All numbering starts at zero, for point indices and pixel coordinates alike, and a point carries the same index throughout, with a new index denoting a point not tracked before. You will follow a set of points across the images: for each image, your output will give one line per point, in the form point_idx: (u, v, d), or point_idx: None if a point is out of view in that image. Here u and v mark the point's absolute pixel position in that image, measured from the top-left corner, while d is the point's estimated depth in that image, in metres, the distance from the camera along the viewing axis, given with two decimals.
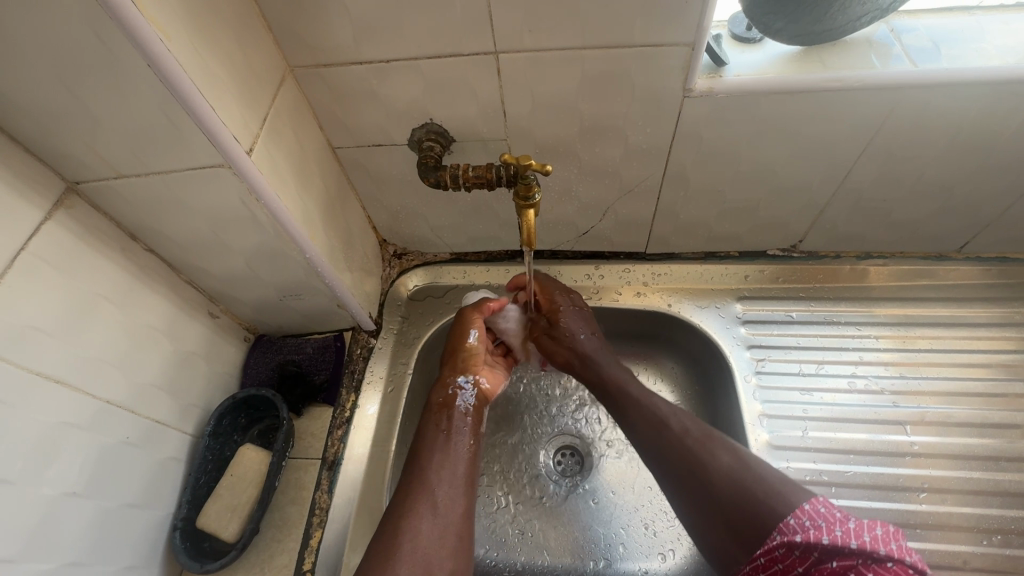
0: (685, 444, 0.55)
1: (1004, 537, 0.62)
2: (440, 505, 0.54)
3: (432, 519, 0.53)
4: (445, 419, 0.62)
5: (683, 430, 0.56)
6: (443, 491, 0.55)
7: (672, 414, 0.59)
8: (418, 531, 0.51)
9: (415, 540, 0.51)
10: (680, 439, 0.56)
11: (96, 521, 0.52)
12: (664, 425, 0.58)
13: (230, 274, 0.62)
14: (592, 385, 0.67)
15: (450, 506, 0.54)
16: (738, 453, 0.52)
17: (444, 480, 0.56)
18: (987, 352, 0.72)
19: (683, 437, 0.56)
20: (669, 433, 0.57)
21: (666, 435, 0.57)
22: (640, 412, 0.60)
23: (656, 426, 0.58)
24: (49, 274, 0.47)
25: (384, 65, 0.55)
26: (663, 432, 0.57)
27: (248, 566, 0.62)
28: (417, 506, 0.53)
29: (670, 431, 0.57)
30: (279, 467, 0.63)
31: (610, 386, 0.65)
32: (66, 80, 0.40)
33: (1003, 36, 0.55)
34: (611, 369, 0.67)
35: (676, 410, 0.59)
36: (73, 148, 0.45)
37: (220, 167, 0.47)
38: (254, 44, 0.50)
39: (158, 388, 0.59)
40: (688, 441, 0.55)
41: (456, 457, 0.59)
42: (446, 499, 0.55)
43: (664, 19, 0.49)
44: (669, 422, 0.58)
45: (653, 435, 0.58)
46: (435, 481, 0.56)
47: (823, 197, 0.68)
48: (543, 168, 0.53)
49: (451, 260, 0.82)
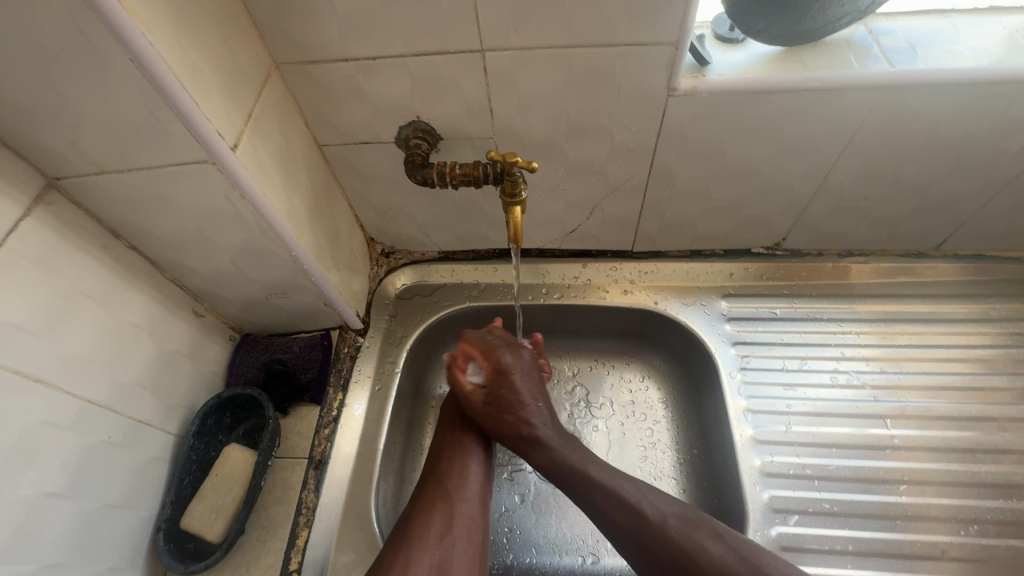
0: (666, 537, 0.54)
1: (980, 527, 0.64)
2: (456, 495, 0.60)
3: (447, 506, 0.58)
4: (461, 419, 0.67)
5: (663, 520, 0.55)
6: (457, 479, 0.61)
7: (643, 500, 0.57)
8: (435, 517, 0.57)
9: (431, 524, 0.56)
10: (665, 528, 0.55)
11: (79, 522, 0.51)
12: (643, 517, 0.56)
13: (216, 272, 0.61)
14: (544, 468, 0.62)
15: (464, 494, 0.60)
16: (726, 542, 0.53)
17: (458, 472, 0.62)
18: (964, 347, 0.74)
19: (668, 528, 0.55)
20: (652, 526, 0.55)
21: (652, 527, 0.55)
22: (610, 504, 0.57)
23: (630, 519, 0.56)
24: (28, 270, 0.46)
25: (371, 62, 0.55)
26: (642, 523, 0.55)
27: (233, 567, 0.61)
28: (436, 494, 0.59)
29: (648, 521, 0.55)
30: (265, 467, 0.63)
31: (568, 471, 0.60)
32: (48, 74, 0.40)
33: (976, 39, 0.56)
34: (567, 449, 0.62)
35: (644, 495, 0.57)
36: (54, 143, 0.45)
37: (204, 163, 0.47)
38: (239, 41, 0.49)
39: (140, 387, 0.58)
40: (671, 532, 0.54)
41: (473, 449, 0.64)
42: (460, 488, 0.60)
43: (647, 19, 0.50)
44: (647, 513, 0.56)
45: (630, 525, 0.56)
46: (449, 474, 0.62)
47: (805, 196, 0.69)
48: (530, 165, 0.54)
49: (439, 259, 0.83)
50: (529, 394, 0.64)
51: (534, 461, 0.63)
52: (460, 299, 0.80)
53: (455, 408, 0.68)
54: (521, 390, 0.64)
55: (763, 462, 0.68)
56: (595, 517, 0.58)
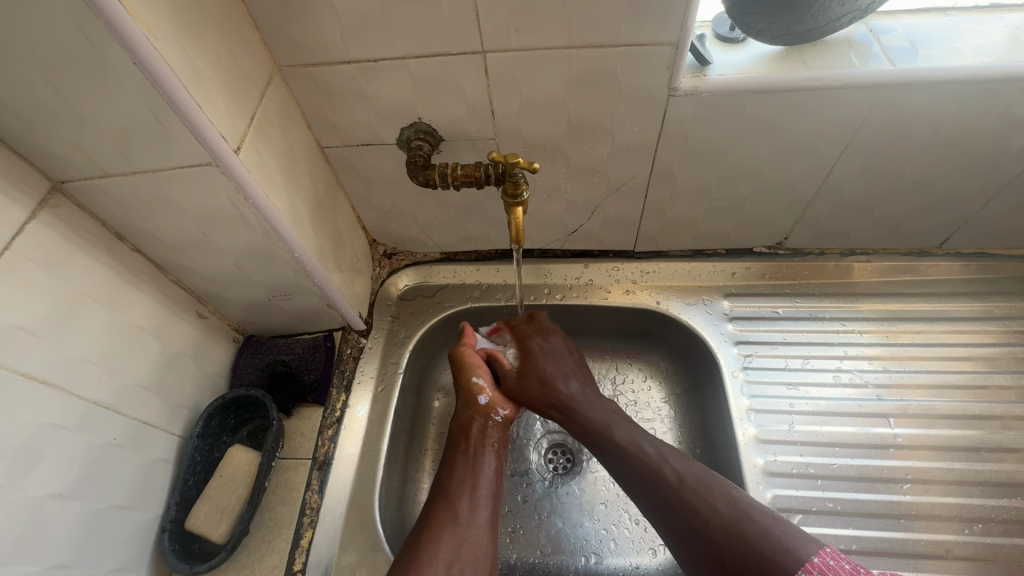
0: (680, 494, 0.55)
1: (985, 526, 0.63)
2: (463, 519, 0.57)
3: (454, 529, 0.56)
4: (467, 438, 0.65)
5: (678, 478, 0.56)
6: (464, 502, 0.58)
7: (662, 459, 0.58)
8: (440, 541, 0.55)
9: (437, 550, 0.54)
10: (678, 488, 0.56)
11: (84, 523, 0.51)
12: (659, 472, 0.57)
13: (220, 273, 0.61)
14: (576, 431, 0.65)
15: (473, 517, 0.57)
16: (735, 500, 0.53)
17: (465, 493, 0.59)
18: (968, 345, 0.73)
19: (681, 486, 0.56)
20: (667, 482, 0.56)
21: (666, 485, 0.56)
22: (631, 461, 0.59)
23: (649, 475, 0.57)
24: (34, 272, 0.47)
25: (373, 64, 0.55)
26: (658, 480, 0.57)
27: (238, 567, 0.61)
28: (442, 517, 0.57)
29: (663, 478, 0.57)
30: (269, 468, 0.63)
31: (594, 430, 0.63)
32: (52, 78, 0.40)
33: (978, 37, 0.56)
34: (595, 412, 0.65)
35: (665, 455, 0.59)
36: (59, 146, 0.45)
37: (207, 166, 0.47)
38: (241, 43, 0.50)
39: (145, 389, 0.58)
40: (683, 490, 0.55)
41: (481, 472, 0.62)
42: (467, 512, 0.58)
43: (647, 19, 0.50)
44: (664, 471, 0.57)
45: (648, 482, 0.57)
46: (457, 494, 0.59)
47: (806, 195, 0.69)
48: (531, 166, 0.54)
49: (441, 260, 0.83)
50: (559, 363, 0.69)
51: (566, 424, 0.66)
52: (462, 300, 0.80)
53: (462, 428, 0.66)
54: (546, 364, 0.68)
55: (766, 461, 0.68)
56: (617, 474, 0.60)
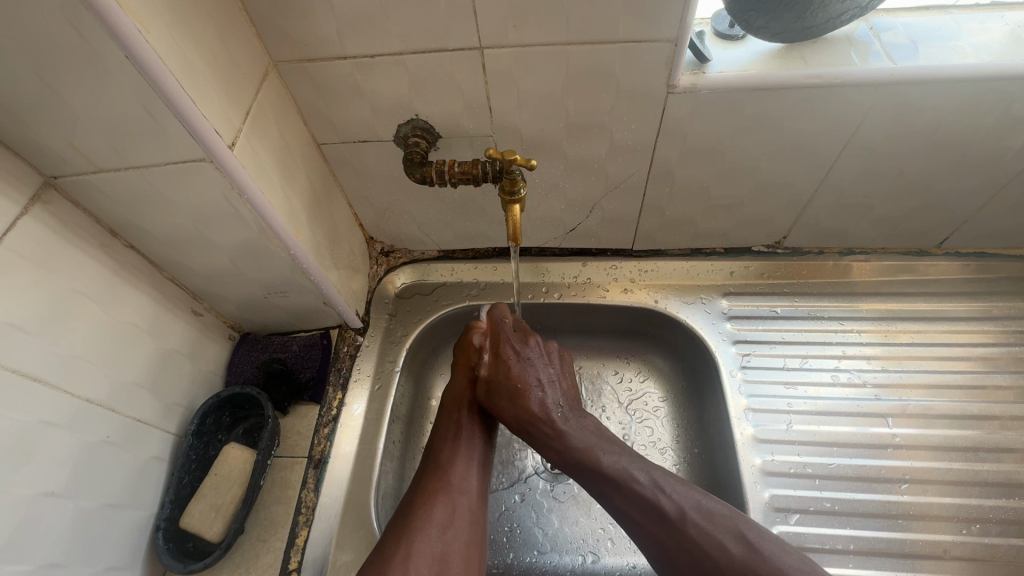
0: (681, 530, 0.51)
1: (982, 526, 0.63)
2: (457, 484, 0.58)
3: (449, 496, 0.57)
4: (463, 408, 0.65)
5: (678, 513, 0.52)
6: (458, 470, 0.59)
7: (659, 492, 0.53)
8: (435, 506, 0.55)
9: (432, 513, 0.55)
10: (679, 523, 0.51)
11: (77, 522, 0.51)
12: (658, 504, 0.53)
13: (215, 270, 0.61)
14: (558, 457, 0.60)
15: (465, 486, 0.58)
16: (742, 534, 0.50)
17: (459, 460, 0.60)
18: (966, 345, 0.73)
19: (683, 520, 0.51)
20: (667, 517, 0.52)
21: (666, 520, 0.52)
22: (626, 493, 0.54)
23: (644, 510, 0.53)
24: (26, 269, 0.46)
25: (370, 60, 0.55)
26: (655, 515, 0.52)
27: (233, 566, 0.61)
28: (437, 483, 0.58)
29: (663, 513, 0.52)
30: (264, 466, 0.63)
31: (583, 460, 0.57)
32: (42, 71, 0.39)
33: (978, 35, 0.56)
34: (582, 438, 0.59)
35: (661, 486, 0.54)
36: (50, 141, 0.44)
37: (201, 161, 0.47)
38: (236, 38, 0.49)
39: (139, 387, 0.58)
40: (685, 527, 0.51)
41: (474, 440, 0.63)
42: (461, 478, 0.59)
43: (646, 16, 0.49)
44: (663, 502, 0.53)
45: (644, 518, 0.53)
46: (450, 462, 0.60)
47: (806, 193, 0.69)
48: (528, 163, 0.54)
49: (439, 258, 0.82)
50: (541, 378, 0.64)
51: (548, 449, 0.60)
52: (459, 298, 0.80)
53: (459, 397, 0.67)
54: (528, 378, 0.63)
55: (764, 461, 0.68)
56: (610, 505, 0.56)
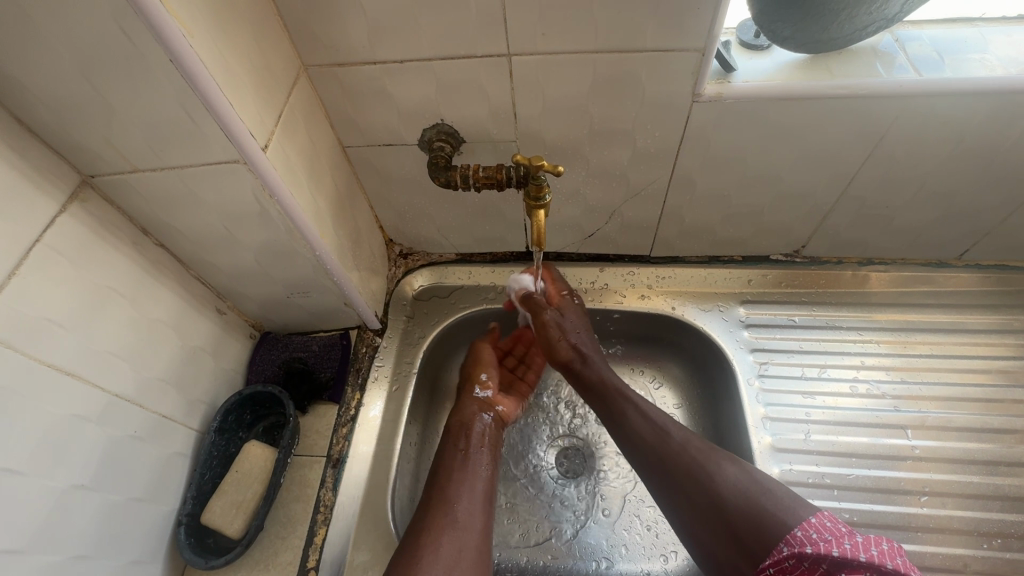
0: (687, 456, 0.58)
1: (1003, 541, 0.63)
2: (462, 520, 0.58)
3: (453, 532, 0.56)
4: (462, 440, 0.66)
5: (685, 441, 0.59)
6: (464, 505, 0.59)
7: (671, 426, 0.61)
8: (441, 544, 0.55)
9: (438, 552, 0.54)
10: (682, 450, 0.58)
11: (104, 515, 0.52)
12: (665, 437, 0.60)
13: (241, 270, 0.62)
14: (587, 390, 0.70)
15: (470, 522, 0.58)
16: (744, 467, 0.55)
17: (464, 496, 0.60)
18: (986, 358, 0.73)
19: (686, 447, 0.58)
20: (671, 444, 0.59)
21: (670, 447, 0.59)
22: (638, 422, 0.63)
23: (656, 439, 0.60)
24: (63, 265, 0.47)
25: (399, 65, 0.55)
26: (666, 442, 0.60)
27: (252, 563, 0.62)
28: (442, 522, 0.57)
29: (669, 440, 0.60)
30: (285, 464, 0.63)
31: (605, 391, 0.67)
32: (89, 74, 0.40)
33: (1004, 47, 0.56)
34: (608, 373, 0.69)
35: (675, 423, 0.62)
36: (91, 141, 0.46)
37: (236, 163, 0.47)
38: (270, 42, 0.50)
39: (165, 383, 0.59)
40: (691, 453, 0.58)
41: (477, 475, 0.63)
42: (466, 515, 0.58)
43: (674, 25, 0.50)
44: (670, 435, 0.60)
45: (655, 445, 0.60)
46: (455, 497, 0.60)
47: (827, 203, 0.69)
48: (554, 168, 0.54)
49: (457, 261, 0.83)
50: (576, 327, 0.72)
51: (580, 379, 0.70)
52: (477, 301, 0.80)
53: (459, 429, 0.68)
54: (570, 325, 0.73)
55: (782, 470, 0.67)
56: (626, 437, 0.63)
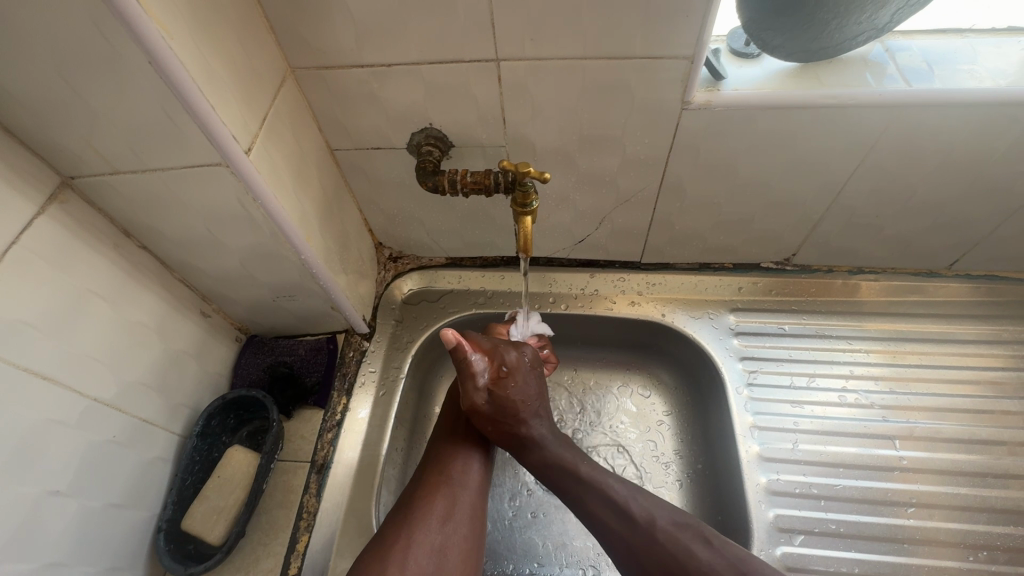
0: (654, 541, 0.53)
1: (989, 553, 0.62)
2: (462, 477, 0.60)
3: (450, 490, 0.58)
4: (465, 405, 0.67)
5: (650, 523, 0.54)
6: (462, 464, 0.61)
7: (632, 501, 0.56)
8: (438, 498, 0.57)
9: (434, 505, 0.56)
10: (654, 538, 0.53)
11: (80, 521, 0.51)
12: (635, 526, 0.54)
13: (225, 272, 0.61)
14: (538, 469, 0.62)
15: (467, 480, 0.60)
16: (713, 545, 0.52)
17: (465, 454, 0.62)
18: (975, 368, 0.73)
19: (657, 538, 0.53)
20: (644, 535, 0.54)
21: (641, 535, 0.54)
22: (602, 507, 0.56)
23: (618, 522, 0.55)
24: (40, 268, 0.47)
25: (386, 69, 0.55)
26: (629, 527, 0.55)
27: (233, 569, 0.61)
28: (439, 480, 0.59)
29: (636, 529, 0.54)
30: (268, 469, 0.63)
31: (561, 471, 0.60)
32: (67, 74, 0.40)
33: (994, 59, 0.56)
34: (561, 451, 0.61)
35: (634, 497, 0.57)
36: (70, 142, 0.45)
37: (217, 165, 0.47)
38: (256, 44, 0.50)
39: (146, 387, 0.58)
40: (657, 537, 0.53)
41: (477, 438, 0.64)
42: (465, 473, 0.60)
43: (664, 32, 0.50)
44: (638, 522, 0.55)
45: (618, 529, 0.55)
46: (453, 458, 0.61)
47: (817, 212, 0.68)
48: (542, 175, 0.54)
49: (446, 265, 0.83)
50: (531, 401, 0.61)
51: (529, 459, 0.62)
52: (466, 306, 0.80)
53: (461, 395, 0.68)
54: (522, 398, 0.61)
55: (769, 480, 0.67)
56: (588, 520, 0.57)
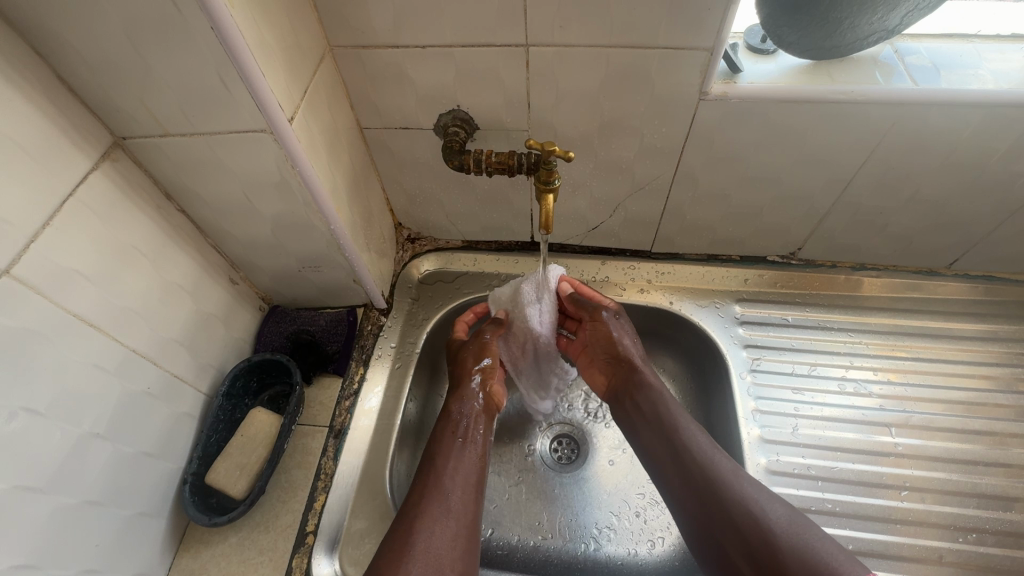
0: (735, 486, 0.56)
1: (978, 535, 0.65)
2: (453, 510, 0.57)
3: (445, 522, 0.56)
4: (460, 428, 0.65)
5: (734, 472, 0.57)
6: (456, 493, 0.59)
7: (718, 454, 0.59)
8: (434, 532, 0.54)
9: (432, 536, 0.54)
10: (733, 482, 0.56)
11: (114, 466, 0.53)
12: (713, 466, 0.58)
13: (256, 240, 0.64)
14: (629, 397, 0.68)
15: (461, 511, 0.57)
16: (791, 511, 0.54)
17: (456, 486, 0.59)
18: (971, 363, 0.75)
19: (735, 480, 0.57)
20: (722, 475, 0.57)
21: (719, 475, 0.57)
22: (692, 447, 0.60)
23: (703, 462, 0.58)
24: (91, 220, 0.49)
25: (420, 50, 0.58)
26: (713, 470, 0.57)
27: (252, 524, 0.63)
28: (433, 509, 0.56)
29: (716, 467, 0.58)
30: (289, 430, 0.65)
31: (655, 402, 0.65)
32: (133, 38, 0.42)
33: (999, 63, 0.59)
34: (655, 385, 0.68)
35: (720, 453, 0.60)
36: (126, 103, 0.48)
37: (263, 132, 0.50)
38: (301, 20, 0.53)
39: (178, 344, 0.60)
40: (739, 485, 0.56)
41: (468, 465, 0.62)
42: (458, 504, 0.58)
43: (686, 24, 0.53)
44: (720, 465, 0.58)
45: (701, 467, 0.58)
46: (448, 485, 0.59)
47: (823, 206, 0.71)
48: (566, 154, 0.56)
49: (463, 247, 0.85)
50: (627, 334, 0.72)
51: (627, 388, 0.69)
52: (480, 287, 0.82)
53: (457, 416, 0.66)
54: (623, 328, 0.72)
55: (769, 461, 0.70)
56: (671, 458, 0.61)
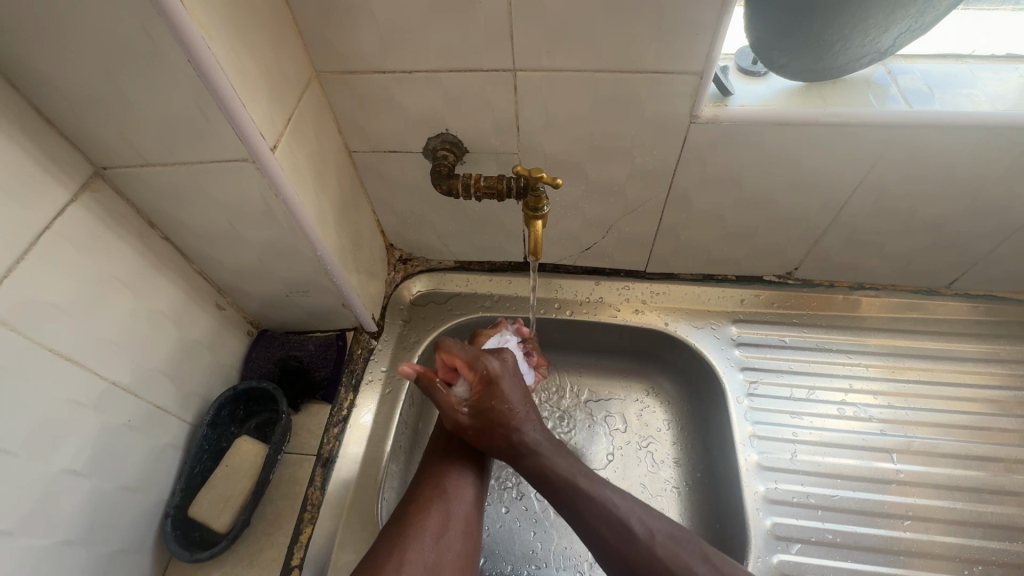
0: (653, 552, 0.54)
1: (984, 567, 0.63)
2: (452, 495, 0.60)
3: (443, 506, 0.58)
4: None
5: (649, 534, 0.55)
6: (454, 480, 0.61)
7: (631, 511, 0.56)
8: (430, 516, 0.57)
9: (426, 523, 0.56)
10: (651, 546, 0.54)
11: (92, 503, 0.52)
12: (630, 530, 0.55)
13: (242, 266, 0.63)
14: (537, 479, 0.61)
15: (461, 496, 0.60)
16: (708, 556, 0.54)
17: (456, 473, 0.62)
18: (973, 386, 0.74)
19: (651, 541, 0.55)
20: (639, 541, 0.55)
21: (636, 543, 0.55)
22: (599, 519, 0.56)
23: (617, 529, 0.55)
24: (68, 253, 0.48)
25: (407, 75, 0.57)
26: (628, 535, 0.55)
27: (237, 558, 0.62)
28: (431, 495, 0.59)
29: (637, 541, 0.55)
30: (274, 460, 0.64)
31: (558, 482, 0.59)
32: (110, 70, 0.42)
33: (994, 85, 0.58)
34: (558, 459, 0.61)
35: (633, 507, 0.57)
36: (106, 134, 0.47)
37: (244, 161, 0.49)
38: (284, 46, 0.52)
39: (161, 374, 0.59)
40: (656, 551, 0.54)
41: (471, 453, 0.65)
42: (457, 489, 0.61)
43: (674, 48, 0.52)
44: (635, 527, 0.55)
45: (617, 538, 0.55)
46: (447, 473, 0.62)
47: (819, 227, 0.70)
48: (553, 181, 0.55)
49: (455, 268, 0.84)
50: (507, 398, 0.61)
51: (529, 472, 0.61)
52: (473, 309, 0.81)
53: None
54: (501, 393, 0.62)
55: (767, 489, 0.68)
56: (586, 528, 0.57)
